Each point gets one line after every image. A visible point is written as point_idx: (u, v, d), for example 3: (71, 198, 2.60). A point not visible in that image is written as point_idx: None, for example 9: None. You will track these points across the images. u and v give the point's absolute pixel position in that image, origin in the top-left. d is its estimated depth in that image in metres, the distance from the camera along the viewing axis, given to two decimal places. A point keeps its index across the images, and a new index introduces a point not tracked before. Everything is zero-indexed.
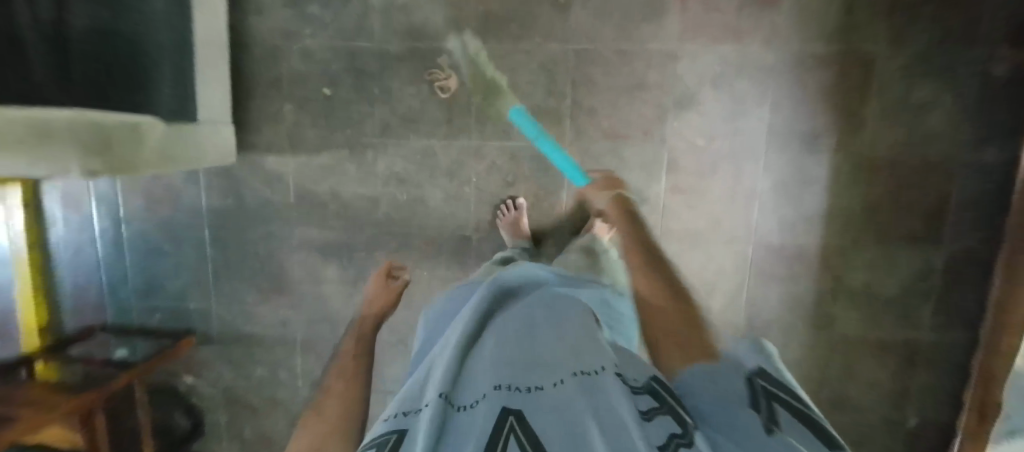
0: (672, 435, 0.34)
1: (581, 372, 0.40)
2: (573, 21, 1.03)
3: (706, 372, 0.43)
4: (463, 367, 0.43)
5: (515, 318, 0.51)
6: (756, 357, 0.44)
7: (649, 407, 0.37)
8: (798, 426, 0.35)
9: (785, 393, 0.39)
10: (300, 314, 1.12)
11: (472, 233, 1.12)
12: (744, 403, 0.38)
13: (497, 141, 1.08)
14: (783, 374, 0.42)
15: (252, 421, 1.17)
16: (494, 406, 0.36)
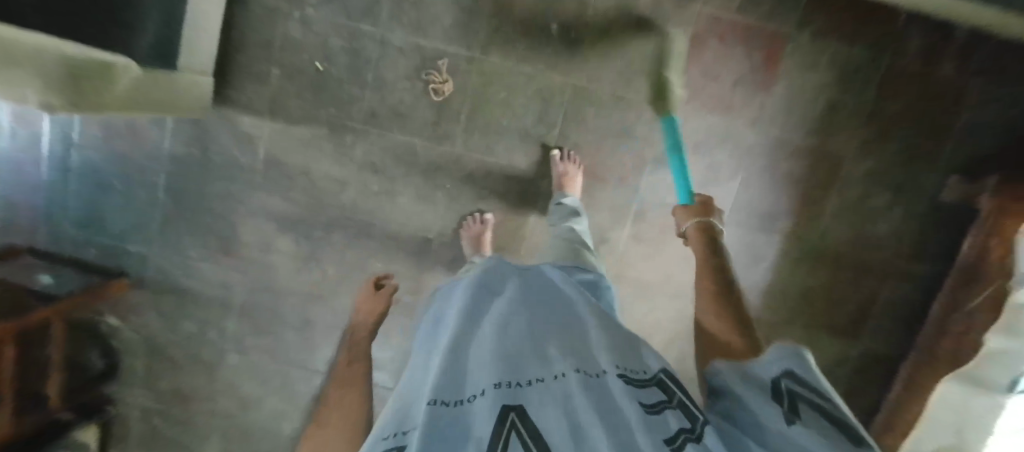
0: (680, 429, 0.32)
1: (583, 371, 0.37)
2: (579, 57, 1.04)
3: (738, 384, 0.41)
4: (458, 369, 0.41)
5: (515, 315, 0.48)
6: (777, 353, 0.40)
7: (656, 403, 0.35)
8: (824, 423, 0.32)
9: (814, 394, 0.35)
10: (244, 279, 1.11)
11: (435, 237, 1.13)
12: (769, 404, 0.36)
13: (479, 155, 1.09)
14: (817, 375, 0.37)
15: (172, 374, 1.15)
16: (491, 402, 0.33)
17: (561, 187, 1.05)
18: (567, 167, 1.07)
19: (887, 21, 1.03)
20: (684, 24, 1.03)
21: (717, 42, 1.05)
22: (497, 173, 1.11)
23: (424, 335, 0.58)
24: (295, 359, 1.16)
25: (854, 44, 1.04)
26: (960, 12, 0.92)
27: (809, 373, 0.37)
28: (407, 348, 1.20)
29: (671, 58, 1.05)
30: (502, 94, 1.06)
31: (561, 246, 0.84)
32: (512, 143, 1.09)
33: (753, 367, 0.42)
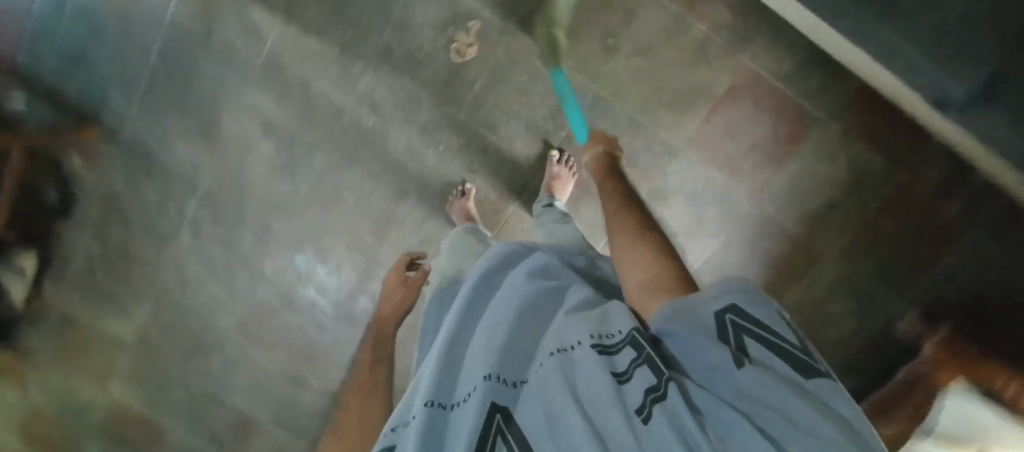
0: (650, 390, 0.30)
1: (559, 351, 0.36)
2: (611, 66, 1.02)
3: (677, 316, 0.35)
4: (456, 360, 0.42)
5: (508, 296, 0.47)
6: (723, 286, 0.35)
7: (629, 364, 0.33)
8: (781, 366, 0.30)
9: (762, 330, 0.32)
10: (219, 167, 1.12)
11: (413, 191, 1.14)
12: (716, 342, 0.31)
13: (481, 129, 1.08)
14: (766, 305, 0.34)
15: (124, 230, 1.16)
16: (480, 399, 0.33)
17: (549, 190, 1.04)
18: (559, 170, 1.06)
19: (911, 142, 1.01)
20: (721, 72, 1.01)
21: (748, 103, 1.03)
22: (493, 153, 1.10)
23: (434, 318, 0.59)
24: (247, 257, 1.19)
25: (874, 153, 1.02)
26: (974, 154, 0.88)
27: (754, 308, 0.33)
28: (355, 284, 1.23)
29: (697, 101, 1.03)
30: (521, 77, 1.04)
31: (570, 237, 0.82)
32: (516, 129, 1.08)
33: (687, 299, 0.36)
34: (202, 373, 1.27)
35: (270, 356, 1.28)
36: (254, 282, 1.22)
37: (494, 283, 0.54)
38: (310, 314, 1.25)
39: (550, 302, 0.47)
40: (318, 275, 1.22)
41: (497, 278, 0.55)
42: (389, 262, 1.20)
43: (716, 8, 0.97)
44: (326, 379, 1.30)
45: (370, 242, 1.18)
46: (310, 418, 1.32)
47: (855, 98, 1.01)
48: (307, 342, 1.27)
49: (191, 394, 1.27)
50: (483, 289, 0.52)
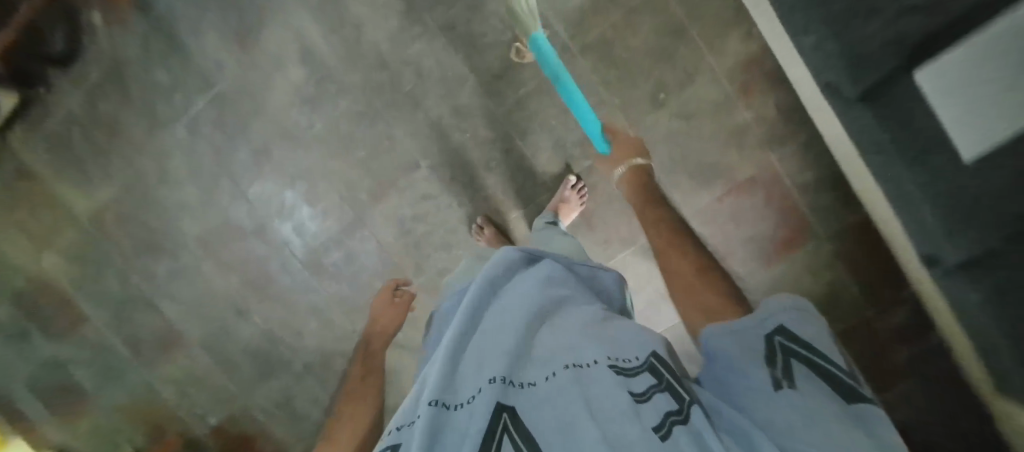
0: (668, 412, 0.37)
1: (572, 365, 0.41)
2: (653, 118, 1.06)
3: (730, 335, 0.46)
4: (459, 361, 0.44)
5: (515, 303, 0.50)
6: (777, 309, 0.46)
7: (646, 388, 0.40)
8: (820, 384, 0.40)
9: (806, 348, 0.42)
10: (240, 75, 1.10)
11: (425, 167, 1.13)
12: (761, 365, 0.42)
13: (512, 131, 1.09)
14: (812, 326, 0.44)
15: (117, 101, 1.15)
16: (488, 402, 0.37)
17: (555, 210, 1.06)
18: (568, 194, 1.07)
19: (891, 284, 1.07)
20: (748, 161, 1.06)
21: (760, 196, 1.08)
22: (514, 157, 1.11)
23: (438, 323, 0.61)
24: (235, 172, 1.17)
25: (855, 280, 1.09)
26: (927, 293, 0.94)
27: (798, 330, 0.43)
28: (333, 236, 1.20)
29: (716, 179, 1.08)
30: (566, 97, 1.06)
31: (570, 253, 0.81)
32: (545, 143, 1.09)
33: (738, 321, 0.47)
34: (145, 268, 1.25)
35: (222, 276, 1.24)
36: (233, 198, 1.18)
37: (498, 287, 0.56)
38: (278, 250, 1.21)
39: (556, 313, 0.51)
40: (300, 214, 1.18)
41: (501, 284, 0.56)
42: (376, 225, 1.18)
43: (765, 101, 1.01)
44: (270, 317, 1.26)
45: (364, 200, 1.17)
46: (239, 352, 1.29)
47: (857, 227, 1.06)
48: (265, 275, 1.23)
49: (128, 287, 1.27)
50: (484, 292, 0.55)
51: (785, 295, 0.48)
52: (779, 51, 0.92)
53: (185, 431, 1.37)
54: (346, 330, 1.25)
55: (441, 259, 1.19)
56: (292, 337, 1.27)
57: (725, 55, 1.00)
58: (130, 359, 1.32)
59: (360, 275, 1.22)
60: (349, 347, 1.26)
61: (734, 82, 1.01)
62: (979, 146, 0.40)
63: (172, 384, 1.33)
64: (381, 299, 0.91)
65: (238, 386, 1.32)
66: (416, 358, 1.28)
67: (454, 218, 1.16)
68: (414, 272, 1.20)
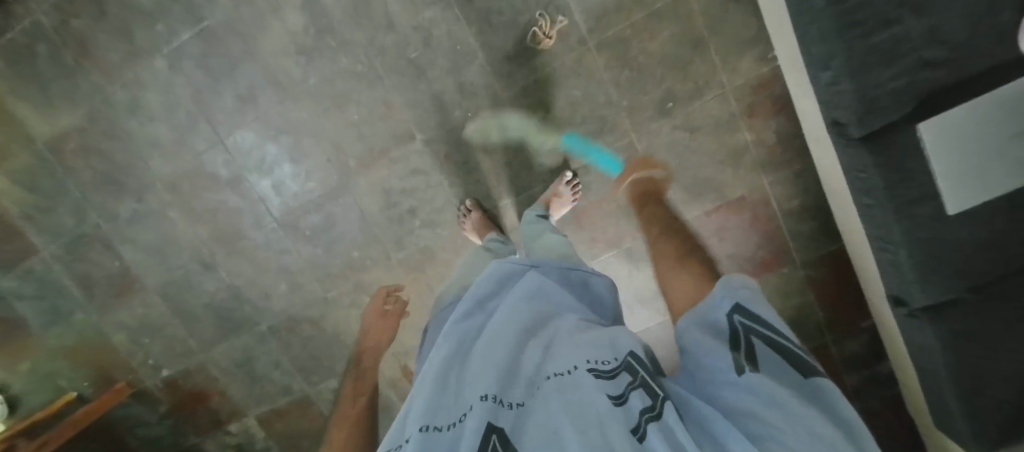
0: (640, 409, 0.36)
1: (556, 374, 0.41)
2: (657, 125, 1.05)
3: (693, 325, 0.47)
4: (450, 381, 0.43)
5: (502, 319, 0.50)
6: (730, 290, 0.47)
7: (623, 389, 0.38)
8: (779, 362, 0.39)
9: (761, 326, 0.43)
10: (234, 13, 1.03)
11: (421, 141, 1.10)
12: (724, 348, 0.41)
13: (515, 118, 1.07)
14: (762, 309, 0.45)
15: (94, 20, 1.06)
16: (479, 423, 0.35)
17: (546, 203, 1.04)
18: (562, 189, 1.05)
19: (853, 316, 1.13)
20: (740, 181, 1.07)
21: (747, 216, 1.10)
22: (513, 144, 1.09)
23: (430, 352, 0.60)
24: (216, 116, 1.09)
25: (820, 308, 1.14)
26: (887, 326, 0.99)
27: (753, 311, 0.44)
28: (314, 198, 1.15)
29: (707, 194, 1.09)
30: (574, 91, 1.04)
31: (556, 249, 0.79)
32: (546, 134, 1.08)
33: (700, 308, 0.48)
34: (104, 205, 1.17)
35: (190, 224, 1.17)
36: (210, 144, 1.11)
37: (486, 307, 0.56)
38: (254, 205, 1.15)
39: (540, 323, 0.51)
40: (281, 171, 1.13)
41: (489, 304, 0.57)
42: (361, 194, 1.14)
43: (767, 125, 1.02)
44: (237, 274, 1.21)
45: (352, 167, 1.12)
46: (199, 306, 1.24)
47: (830, 258, 1.10)
48: (235, 229, 1.17)
49: (83, 222, 1.18)
50: (475, 313, 0.55)
51: (734, 276, 0.50)
52: (791, 77, 0.93)
53: (136, 380, 1.32)
54: (318, 297, 1.22)
55: (425, 237, 1.16)
56: (258, 296, 1.23)
57: (737, 73, 1.00)
58: (79, 300, 1.25)
59: (338, 242, 1.18)
60: (318, 313, 1.24)
61: (741, 101, 1.02)
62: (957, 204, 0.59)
63: (123, 330, 1.27)
64: (374, 309, 0.98)
65: (196, 341, 1.27)
66: None
67: (443, 197, 1.13)
68: (394, 247, 1.17)
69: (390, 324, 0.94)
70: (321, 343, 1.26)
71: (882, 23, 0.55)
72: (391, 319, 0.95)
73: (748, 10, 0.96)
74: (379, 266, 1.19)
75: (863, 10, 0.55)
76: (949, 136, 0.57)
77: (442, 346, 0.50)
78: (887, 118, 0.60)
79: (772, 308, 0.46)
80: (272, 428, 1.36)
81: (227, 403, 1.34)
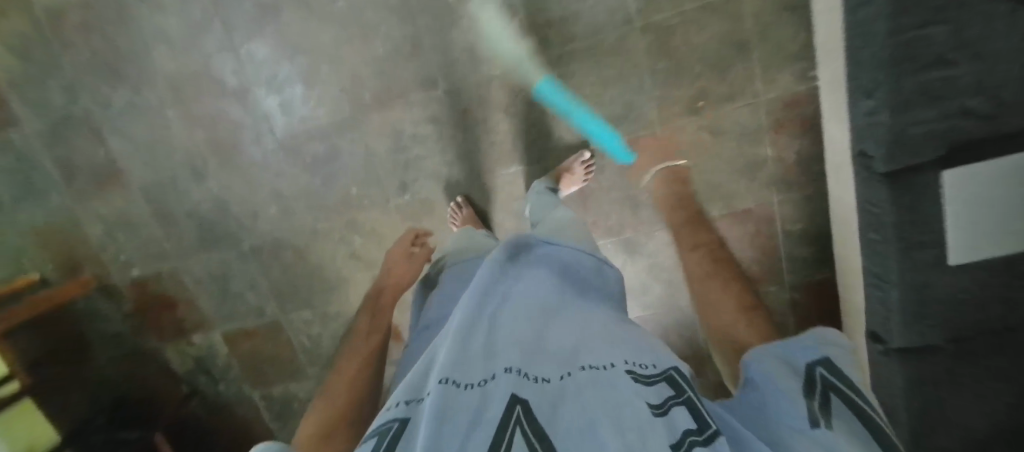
0: (687, 428, 0.33)
1: (589, 368, 0.39)
2: (684, 122, 1.03)
3: (768, 361, 0.46)
4: (470, 343, 0.42)
5: (531, 305, 0.49)
6: (818, 343, 0.45)
7: (663, 400, 0.37)
8: (852, 419, 0.37)
9: (843, 382, 0.41)
10: None
11: (442, 90, 1.06)
12: (798, 397, 0.40)
13: (542, 84, 1.04)
14: (852, 369, 0.42)
15: None
16: (504, 394, 0.34)
17: (556, 178, 1.04)
18: (576, 167, 1.04)
19: None
20: (751, 194, 1.07)
21: (749, 229, 1.10)
22: (535, 111, 1.06)
23: None
24: (233, 19, 1.03)
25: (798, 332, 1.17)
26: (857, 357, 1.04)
27: (841, 368, 0.42)
28: (321, 127, 1.10)
29: (716, 200, 1.09)
30: (609, 70, 1.01)
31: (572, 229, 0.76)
32: (570, 108, 1.05)
33: (780, 351, 0.47)
34: (97, 88, 1.10)
35: (186, 127, 1.12)
36: (221, 47, 1.05)
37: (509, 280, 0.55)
38: (256, 120, 1.10)
39: (570, 315, 0.50)
40: (291, 91, 1.08)
41: (513, 278, 0.55)
42: (369, 132, 1.10)
43: (790, 143, 1.02)
44: (227, 188, 1.17)
45: (366, 102, 1.08)
46: (183, 213, 1.20)
47: (817, 285, 1.13)
48: (233, 141, 1.12)
49: (73, 102, 1.12)
50: (498, 281, 0.54)
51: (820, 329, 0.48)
52: (829, 102, 0.92)
53: (105, 275, 1.28)
54: (307, 226, 1.20)
55: (426, 187, 1.14)
56: (245, 215, 1.19)
57: (774, 85, 0.98)
58: (57, 182, 1.19)
59: (337, 176, 1.14)
60: (305, 243, 1.21)
61: (771, 115, 1.00)
62: (962, 257, 0.61)
63: (98, 222, 1.22)
64: (399, 250, 1.00)
65: (173, 247, 1.24)
66: (369, 274, 1.22)
67: (454, 151, 1.11)
68: (394, 192, 1.15)
69: (415, 265, 0.97)
70: (303, 273, 1.24)
71: (936, 63, 0.54)
72: (415, 263, 0.97)
73: (801, 24, 0.93)
74: (375, 208, 1.17)
75: (917, 52, 0.54)
76: (981, 201, 0.58)
77: (463, 308, 0.48)
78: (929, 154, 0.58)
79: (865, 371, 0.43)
80: (237, 347, 1.35)
81: (196, 314, 1.31)
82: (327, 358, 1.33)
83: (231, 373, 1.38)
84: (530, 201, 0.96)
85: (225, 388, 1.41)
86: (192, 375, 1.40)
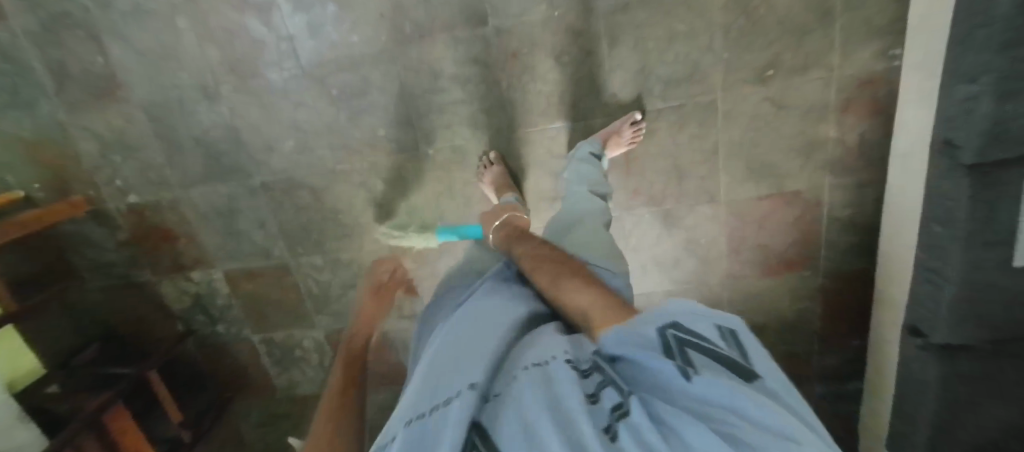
0: (615, 406, 0.36)
1: (534, 367, 0.42)
2: (748, 91, 0.96)
3: (623, 334, 0.43)
4: (433, 373, 0.45)
5: (484, 323, 0.53)
6: (666, 306, 0.42)
7: (597, 387, 0.39)
8: (718, 367, 0.36)
9: (697, 337, 0.38)
10: None
11: (492, 28, 0.96)
12: (663, 358, 0.37)
13: (603, 34, 0.95)
14: (697, 319, 0.40)
15: None
16: (458, 414, 0.37)
17: (604, 140, 0.97)
18: (624, 129, 0.97)
19: (846, 332, 1.18)
20: (804, 175, 1.03)
21: (794, 211, 1.07)
22: (590, 63, 0.97)
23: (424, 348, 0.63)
24: None
25: (821, 319, 1.18)
26: (880, 346, 1.08)
27: (688, 322, 0.40)
28: (352, 57, 1.00)
29: (766, 179, 1.04)
30: (679, 25, 0.92)
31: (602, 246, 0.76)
32: (630, 64, 0.96)
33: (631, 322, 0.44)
34: None
35: (198, 41, 1.00)
36: None
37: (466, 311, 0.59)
38: (279, 41, 0.99)
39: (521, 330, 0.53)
40: (321, 11, 0.96)
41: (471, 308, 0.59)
42: (405, 67, 1.00)
43: (854, 126, 0.97)
44: (241, 115, 1.06)
45: (406, 33, 0.97)
46: (189, 138, 1.09)
47: (850, 274, 1.12)
48: (250, 63, 1.01)
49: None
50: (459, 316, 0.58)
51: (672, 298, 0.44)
52: (910, 85, 0.86)
53: (98, 199, 1.18)
54: (326, 166, 1.10)
55: (461, 135, 1.06)
56: (259, 147, 1.09)
57: (852, 61, 0.91)
58: (46, 90, 1.06)
59: (365, 113, 1.05)
60: (322, 184, 1.12)
61: (841, 93, 0.94)
62: None
63: (94, 139, 1.11)
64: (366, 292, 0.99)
65: (176, 175, 1.13)
66: (389, 223, 1.16)
67: (497, 98, 1.02)
68: (426, 138, 1.06)
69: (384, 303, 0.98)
70: (317, 216, 1.16)
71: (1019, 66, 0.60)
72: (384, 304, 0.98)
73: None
74: (402, 153, 1.08)
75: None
76: None
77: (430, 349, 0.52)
78: (1005, 154, 0.65)
79: (713, 312, 0.41)
80: (239, 288, 1.28)
81: (197, 250, 1.23)
82: (336, 306, 1.27)
83: (231, 314, 1.32)
84: (569, 168, 0.94)
85: (225, 330, 1.34)
86: (190, 313, 1.32)
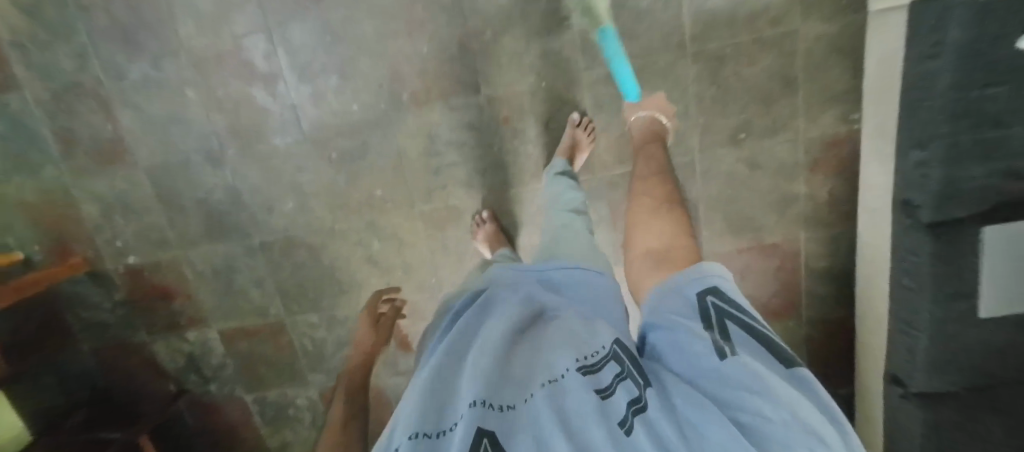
0: (632, 398, 0.35)
1: (548, 381, 0.39)
2: (724, 151, 1.03)
3: (670, 294, 0.45)
4: (438, 387, 0.41)
5: (491, 325, 0.48)
6: (709, 273, 0.44)
7: (611, 381, 0.37)
8: (753, 344, 0.36)
9: (736, 309, 0.40)
10: None
11: (484, 97, 1.03)
12: (700, 331, 0.38)
13: (587, 102, 1.02)
14: (739, 296, 0.41)
15: None
16: (466, 429, 0.33)
17: (566, 153, 0.99)
18: (579, 134, 1.01)
19: (833, 377, 1.21)
20: (780, 229, 1.08)
21: (775, 261, 1.12)
22: None
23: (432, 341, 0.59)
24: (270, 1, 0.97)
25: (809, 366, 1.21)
26: (864, 394, 1.11)
27: (729, 296, 0.41)
28: (353, 123, 1.06)
29: (745, 233, 1.10)
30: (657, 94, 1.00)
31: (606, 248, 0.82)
32: (613, 128, 1.04)
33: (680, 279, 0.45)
34: (114, 60, 1.02)
35: (207, 109, 1.05)
36: (255, 28, 0.99)
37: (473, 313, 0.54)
38: (284, 109, 1.05)
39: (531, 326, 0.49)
40: (325, 81, 1.03)
41: (477, 312, 0.54)
42: (403, 132, 1.06)
43: (823, 182, 1.04)
44: (243, 176, 1.10)
45: (403, 102, 1.04)
46: (191, 201, 1.13)
47: (832, 321, 1.16)
48: (256, 129, 1.06)
49: (82, 71, 1.03)
50: (467, 317, 0.54)
51: (713, 266, 0.45)
52: (870, 147, 0.93)
53: (96, 259, 1.19)
54: (325, 226, 1.14)
55: (455, 195, 1.11)
56: (259, 208, 1.13)
57: (816, 125, 0.99)
58: (55, 157, 1.10)
59: (364, 175, 1.10)
60: (320, 242, 1.16)
61: (809, 153, 1.02)
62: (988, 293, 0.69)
63: (96, 202, 1.13)
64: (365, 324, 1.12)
65: (176, 235, 1.16)
66: (384, 278, 1.18)
67: (489, 160, 1.08)
68: (422, 198, 1.11)
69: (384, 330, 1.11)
70: (313, 273, 1.19)
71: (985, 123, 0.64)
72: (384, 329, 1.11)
73: (849, 66, 0.94)
74: (399, 211, 1.12)
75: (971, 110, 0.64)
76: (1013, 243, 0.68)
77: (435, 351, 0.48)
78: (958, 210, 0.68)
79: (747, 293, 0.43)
80: (233, 345, 1.27)
81: (192, 307, 1.23)
82: (331, 363, 1.27)
83: (224, 372, 1.30)
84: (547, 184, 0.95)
85: (216, 389, 1.32)
86: (180, 372, 1.31)
